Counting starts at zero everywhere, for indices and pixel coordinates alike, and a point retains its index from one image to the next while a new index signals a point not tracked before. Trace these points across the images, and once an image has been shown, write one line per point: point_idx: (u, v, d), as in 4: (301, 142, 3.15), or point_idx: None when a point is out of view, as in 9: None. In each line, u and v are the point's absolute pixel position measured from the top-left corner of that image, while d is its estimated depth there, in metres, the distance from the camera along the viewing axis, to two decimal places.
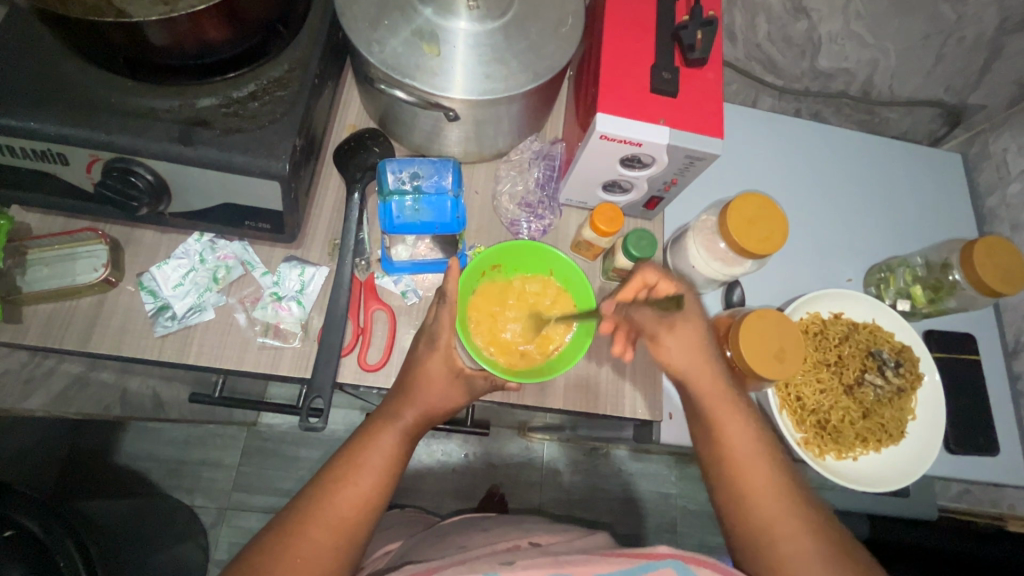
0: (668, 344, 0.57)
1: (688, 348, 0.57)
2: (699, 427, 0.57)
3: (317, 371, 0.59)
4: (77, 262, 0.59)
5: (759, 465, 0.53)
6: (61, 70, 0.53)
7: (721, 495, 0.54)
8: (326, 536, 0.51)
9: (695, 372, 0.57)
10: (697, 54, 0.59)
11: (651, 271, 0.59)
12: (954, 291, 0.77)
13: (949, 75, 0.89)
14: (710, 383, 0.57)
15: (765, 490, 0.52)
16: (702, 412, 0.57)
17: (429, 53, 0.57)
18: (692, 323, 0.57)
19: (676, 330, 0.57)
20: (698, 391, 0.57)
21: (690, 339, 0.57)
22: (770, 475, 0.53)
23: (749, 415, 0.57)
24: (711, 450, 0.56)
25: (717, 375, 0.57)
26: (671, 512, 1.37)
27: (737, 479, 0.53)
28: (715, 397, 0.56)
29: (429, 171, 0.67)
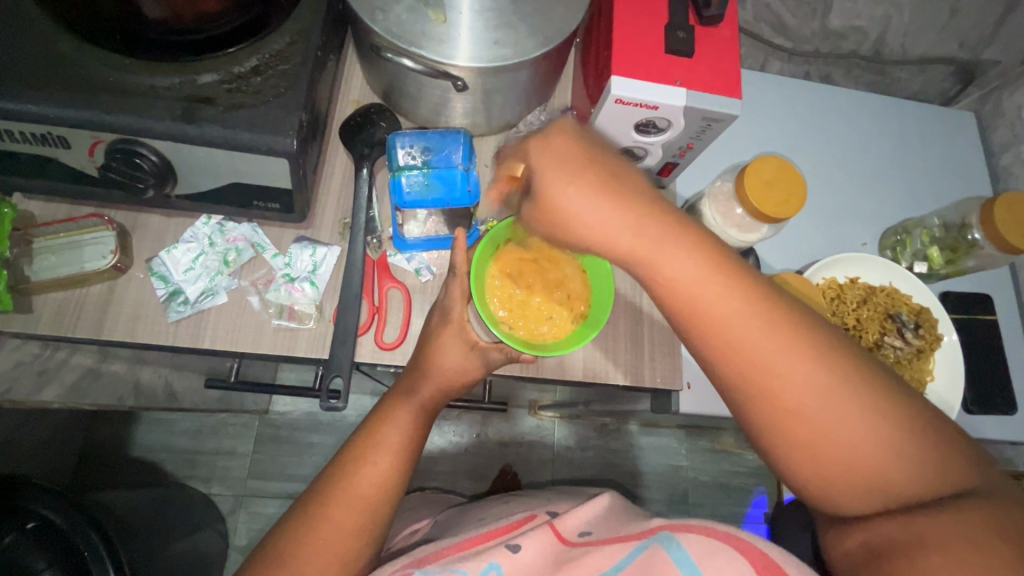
0: (570, 211, 0.43)
1: (591, 204, 0.42)
2: (684, 329, 0.44)
3: (335, 351, 0.58)
4: (85, 249, 0.58)
5: (768, 346, 0.41)
6: (54, 49, 0.51)
7: (747, 409, 0.43)
8: (348, 515, 0.51)
9: (627, 238, 0.42)
10: (713, 11, 0.57)
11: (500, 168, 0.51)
12: (972, 251, 0.76)
13: (963, 30, 0.87)
14: (652, 241, 0.42)
15: (787, 379, 0.41)
16: (681, 306, 0.43)
17: (435, 20, 0.54)
18: (573, 171, 0.43)
19: (564, 195, 0.42)
20: (652, 267, 0.43)
21: (598, 198, 0.42)
22: (782, 353, 0.41)
23: (721, 267, 0.42)
24: (710, 353, 0.43)
25: (676, 237, 0.42)
26: (683, 483, 1.38)
27: (749, 380, 0.42)
28: (673, 267, 0.42)
29: (439, 144, 0.63)
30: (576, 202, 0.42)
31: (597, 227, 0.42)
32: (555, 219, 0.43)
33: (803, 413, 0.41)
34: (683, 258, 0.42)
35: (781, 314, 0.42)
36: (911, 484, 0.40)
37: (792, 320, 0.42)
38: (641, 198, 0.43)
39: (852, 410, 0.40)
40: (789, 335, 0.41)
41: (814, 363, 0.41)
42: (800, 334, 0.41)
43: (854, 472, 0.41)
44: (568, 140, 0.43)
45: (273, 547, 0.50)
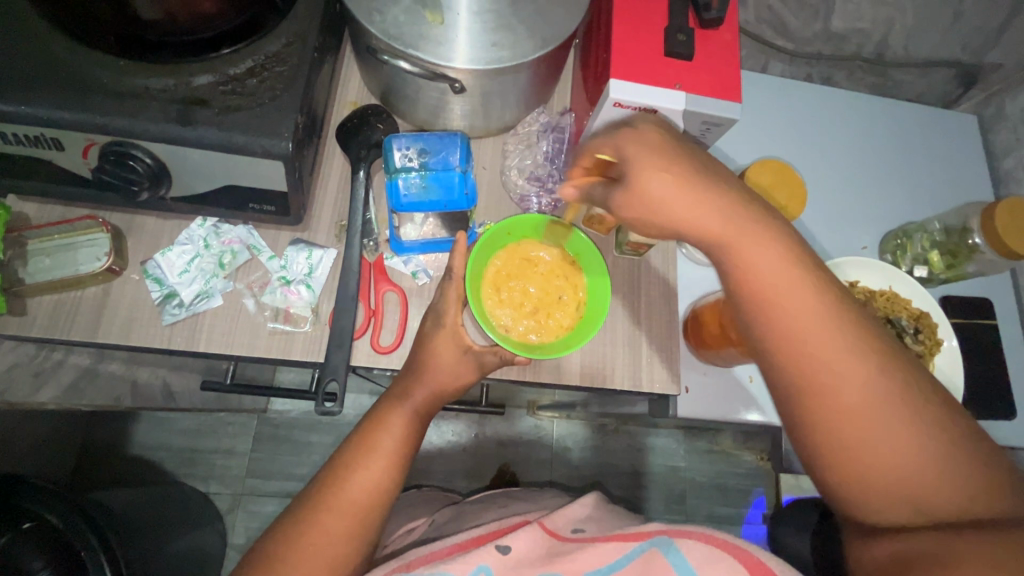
0: (650, 189, 0.43)
1: (674, 185, 0.43)
2: (748, 319, 0.45)
3: (330, 355, 0.58)
4: (80, 251, 0.57)
5: (832, 343, 0.41)
6: (48, 50, 0.50)
7: (791, 398, 0.43)
8: (338, 520, 0.50)
9: (711, 219, 0.43)
10: (714, 13, 0.56)
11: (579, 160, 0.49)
12: (973, 256, 0.76)
13: (966, 33, 0.86)
14: (741, 228, 0.43)
15: (840, 377, 0.41)
16: (748, 292, 0.44)
17: (433, 22, 0.54)
18: (662, 151, 0.44)
19: (643, 173, 0.43)
20: (735, 255, 0.43)
21: (682, 178, 0.43)
22: (845, 352, 0.41)
23: (806, 270, 0.43)
24: (768, 341, 0.43)
25: (769, 236, 0.43)
26: (681, 484, 1.38)
27: (803, 368, 0.42)
28: (757, 256, 0.43)
29: (437, 146, 0.62)
30: (656, 184, 0.43)
31: (674, 203, 0.43)
32: (631, 194, 0.44)
33: (847, 409, 0.41)
34: (764, 251, 0.43)
35: (855, 323, 0.42)
36: (951, 504, 0.39)
37: (864, 330, 0.42)
38: (720, 190, 0.44)
39: (903, 420, 0.40)
40: (855, 337, 0.42)
41: (871, 371, 0.41)
42: (869, 341, 0.42)
43: (886, 479, 0.40)
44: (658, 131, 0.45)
45: (263, 551, 0.50)
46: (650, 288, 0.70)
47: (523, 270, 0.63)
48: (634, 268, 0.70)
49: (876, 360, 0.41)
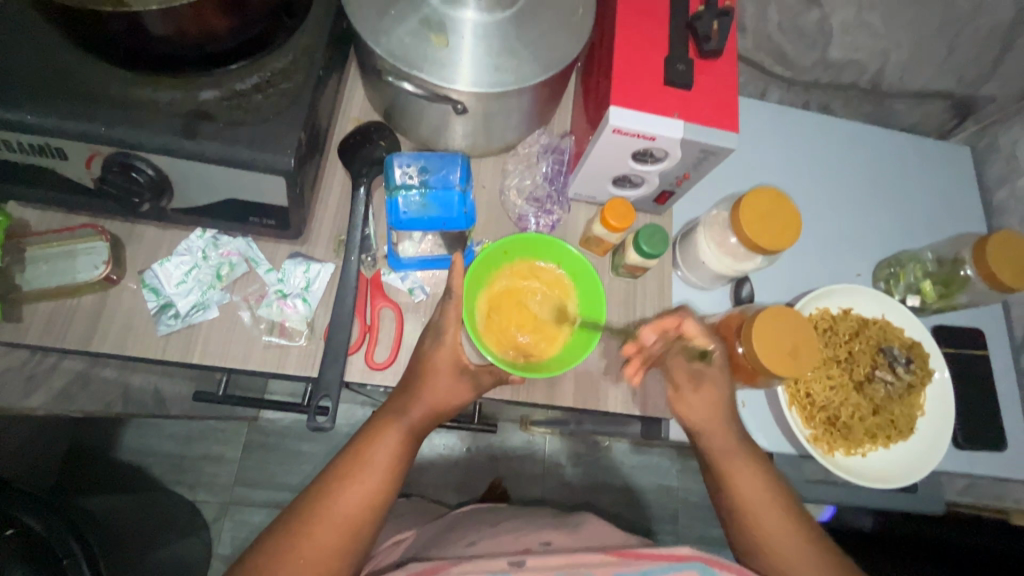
0: (690, 400, 0.60)
1: (709, 407, 0.60)
2: (709, 476, 0.60)
3: (324, 370, 0.58)
4: (77, 259, 0.57)
5: (772, 515, 0.56)
6: (56, 61, 0.51)
7: (739, 540, 0.57)
8: (330, 534, 0.50)
9: (714, 433, 0.59)
10: (713, 45, 0.58)
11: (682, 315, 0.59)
12: (966, 286, 0.77)
13: (960, 66, 0.88)
14: (723, 443, 0.59)
15: (777, 539, 0.55)
16: (714, 465, 0.59)
17: (438, 44, 0.55)
18: (718, 383, 0.60)
19: (701, 387, 0.60)
20: (710, 441, 0.60)
21: (716, 398, 0.59)
22: (782, 523, 0.56)
23: (759, 467, 0.59)
24: (724, 498, 0.59)
25: (738, 445, 0.59)
26: (672, 503, 1.38)
27: (749, 527, 0.56)
28: (726, 453, 0.59)
29: (437, 165, 0.63)
30: (699, 399, 0.60)
31: (697, 415, 0.60)
32: (680, 397, 0.60)
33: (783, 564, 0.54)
34: (718, 419, 0.59)
35: (792, 508, 0.57)
36: None
37: (797, 512, 0.57)
38: (721, 387, 0.60)
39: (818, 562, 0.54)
40: (776, 483, 0.58)
41: (803, 547, 0.55)
42: (801, 524, 0.56)
43: None
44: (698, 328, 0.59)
45: (251, 563, 0.49)
46: (645, 310, 0.70)
47: (502, 300, 0.62)
48: (629, 290, 0.71)
49: (810, 539, 0.55)
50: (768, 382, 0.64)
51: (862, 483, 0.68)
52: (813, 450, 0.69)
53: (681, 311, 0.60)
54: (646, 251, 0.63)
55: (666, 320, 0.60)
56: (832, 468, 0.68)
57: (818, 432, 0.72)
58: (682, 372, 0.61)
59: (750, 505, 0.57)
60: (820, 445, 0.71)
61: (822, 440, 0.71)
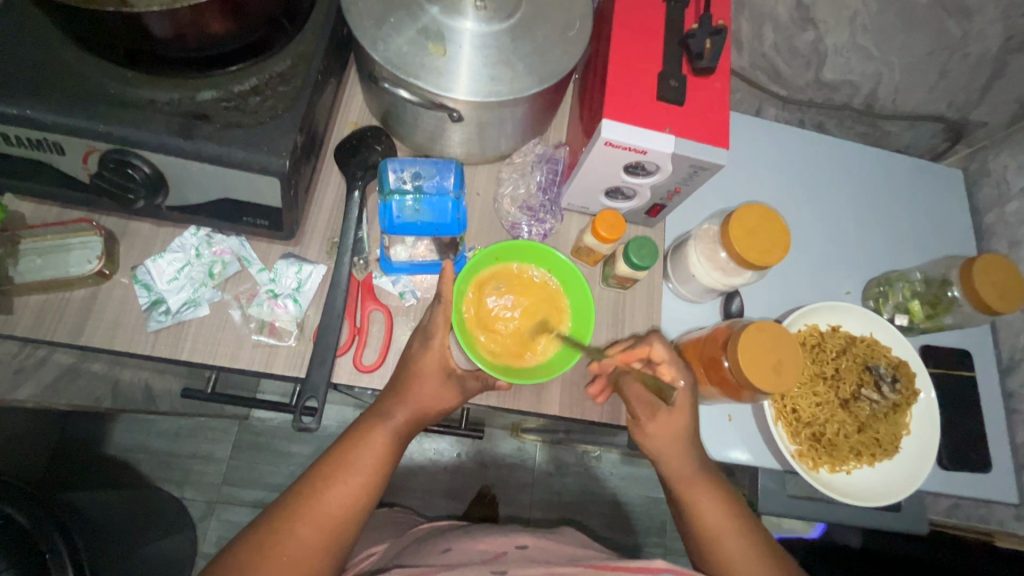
0: (650, 431, 0.59)
1: (669, 438, 0.59)
2: (674, 502, 0.60)
3: (311, 371, 0.59)
4: (71, 253, 0.58)
5: (733, 542, 0.56)
6: (57, 58, 0.52)
7: (702, 566, 0.58)
8: (313, 533, 0.50)
9: (676, 463, 0.59)
10: (705, 62, 0.58)
11: (660, 347, 0.59)
12: (952, 308, 0.77)
13: (953, 90, 0.89)
14: (686, 472, 0.59)
15: (738, 566, 0.55)
16: (677, 492, 0.59)
17: (435, 53, 0.56)
18: (680, 415, 0.59)
19: (659, 420, 0.59)
20: (672, 470, 0.59)
21: (677, 431, 0.58)
22: (743, 551, 0.56)
23: (721, 493, 0.59)
24: (687, 525, 0.59)
25: (699, 474, 0.59)
26: (661, 516, 1.37)
27: (713, 555, 0.56)
28: (689, 481, 0.59)
29: (431, 171, 0.64)
30: (659, 429, 0.59)
31: (659, 446, 0.59)
32: (641, 429, 0.60)
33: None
34: (680, 441, 0.59)
35: (754, 534, 0.57)
36: None
37: (758, 538, 0.57)
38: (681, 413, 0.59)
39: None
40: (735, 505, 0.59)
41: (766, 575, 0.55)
42: (763, 551, 0.56)
43: None
44: (664, 358, 0.59)
45: (231, 559, 0.49)
46: (634, 320, 0.71)
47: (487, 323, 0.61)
48: (618, 300, 0.71)
49: (772, 565, 0.56)
50: (752, 397, 0.64)
51: (846, 500, 0.68)
52: (797, 466, 0.69)
53: (649, 339, 0.60)
54: (634, 263, 0.63)
55: (637, 352, 0.60)
56: (816, 484, 0.68)
57: (803, 448, 0.72)
58: (639, 400, 0.61)
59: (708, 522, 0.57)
60: (804, 461, 0.72)
61: (807, 456, 0.72)
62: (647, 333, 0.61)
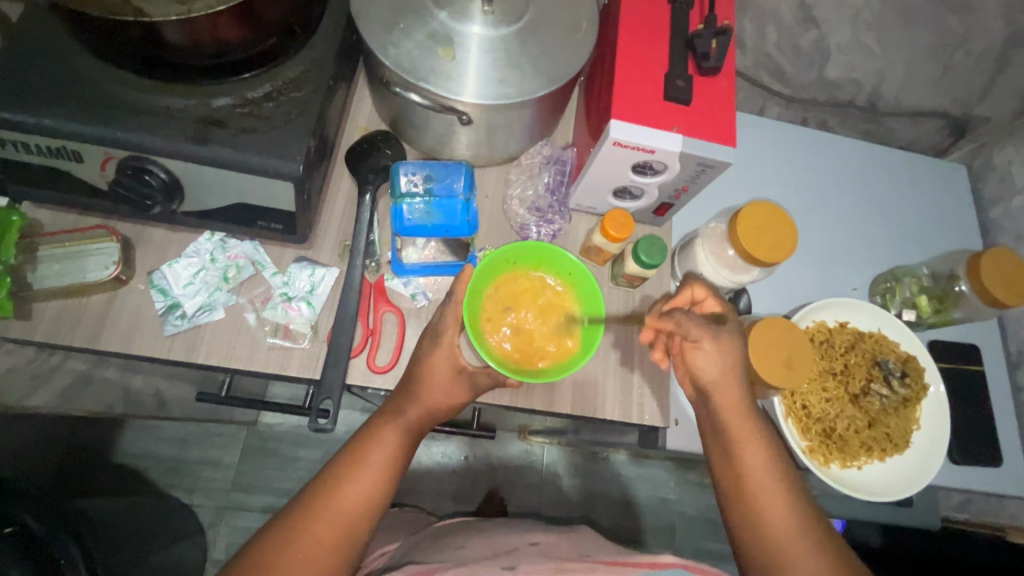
0: (708, 351, 0.56)
1: (724, 358, 0.57)
2: (716, 441, 0.58)
3: (326, 372, 0.59)
4: (88, 259, 0.59)
5: (778, 499, 0.54)
6: (76, 68, 0.53)
7: (733, 505, 0.56)
8: (328, 531, 0.51)
9: (726, 390, 0.57)
10: (711, 62, 0.59)
11: (700, 287, 0.62)
12: (960, 301, 0.78)
13: (955, 86, 0.90)
14: (734, 402, 0.57)
15: (771, 508, 0.54)
16: (722, 427, 0.57)
17: (444, 57, 0.57)
18: (734, 338, 0.57)
19: (718, 339, 0.56)
20: (722, 400, 0.57)
21: (728, 354, 0.57)
22: (785, 500, 0.54)
23: (773, 448, 0.56)
24: (726, 462, 0.57)
25: (748, 410, 0.57)
26: (670, 516, 1.37)
27: (752, 507, 0.54)
28: (736, 412, 0.57)
29: (441, 173, 0.65)
30: (716, 349, 0.56)
31: (711, 371, 0.57)
32: (697, 350, 0.57)
33: (778, 546, 0.52)
34: (723, 370, 0.57)
35: (796, 494, 0.55)
36: None
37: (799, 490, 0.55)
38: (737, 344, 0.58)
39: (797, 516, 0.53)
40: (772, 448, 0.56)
41: (795, 523, 0.53)
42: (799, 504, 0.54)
43: (768, 546, 0.53)
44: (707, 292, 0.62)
45: (246, 558, 0.49)
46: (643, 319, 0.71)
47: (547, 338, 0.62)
48: (627, 299, 0.72)
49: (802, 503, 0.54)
50: (765, 392, 0.64)
51: (857, 495, 0.68)
52: (809, 461, 0.69)
53: (688, 283, 0.63)
54: (644, 261, 0.64)
55: (679, 297, 0.63)
56: (828, 479, 0.68)
57: (815, 444, 0.72)
58: (696, 327, 0.56)
59: (749, 454, 0.56)
60: (815, 456, 0.72)
61: (818, 452, 0.72)
62: (685, 280, 0.64)
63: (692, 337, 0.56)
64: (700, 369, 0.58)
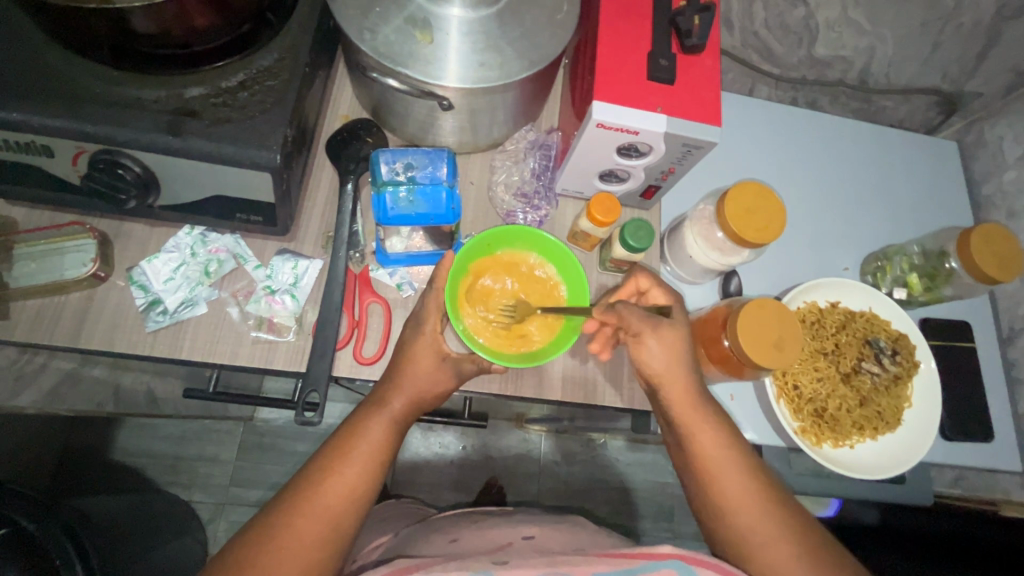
0: (651, 345, 0.55)
1: (668, 353, 0.55)
2: (672, 430, 0.58)
3: (312, 365, 0.59)
4: (65, 257, 0.57)
5: (738, 486, 0.54)
6: (44, 60, 0.52)
7: (695, 492, 0.56)
8: (314, 525, 0.50)
9: (672, 382, 0.55)
10: (695, 40, 0.58)
11: (643, 278, 0.60)
12: (951, 279, 0.78)
13: (946, 62, 0.89)
14: (682, 394, 0.55)
15: (733, 497, 0.53)
16: (673, 419, 0.56)
17: (423, 41, 0.55)
18: (676, 330, 0.55)
19: (659, 332, 0.54)
20: (671, 392, 0.56)
21: (674, 345, 0.55)
22: (748, 486, 0.54)
23: (731, 433, 0.56)
24: (682, 452, 0.56)
25: (696, 400, 0.56)
26: (667, 501, 1.38)
27: (717, 498, 0.54)
28: (685, 405, 0.55)
29: (423, 161, 0.63)
30: (660, 345, 0.55)
31: (656, 364, 0.55)
32: (640, 345, 0.55)
33: (745, 531, 0.53)
34: (662, 359, 0.55)
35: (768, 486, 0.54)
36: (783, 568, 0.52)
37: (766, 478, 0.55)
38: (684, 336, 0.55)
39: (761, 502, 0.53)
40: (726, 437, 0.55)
41: (760, 508, 0.53)
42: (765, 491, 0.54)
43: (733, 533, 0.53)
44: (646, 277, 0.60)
45: (229, 555, 0.49)
46: None
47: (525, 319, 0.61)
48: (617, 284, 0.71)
49: (767, 490, 0.54)
50: (755, 374, 0.64)
51: (849, 474, 0.68)
52: (801, 442, 0.69)
53: (632, 274, 0.62)
54: (632, 245, 0.63)
55: (624, 288, 0.62)
56: (821, 460, 0.68)
57: (806, 424, 0.72)
58: (638, 319, 0.54)
59: (703, 446, 0.55)
60: (808, 437, 0.72)
61: (810, 432, 0.72)
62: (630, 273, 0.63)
63: (631, 330, 0.55)
64: (641, 363, 0.56)
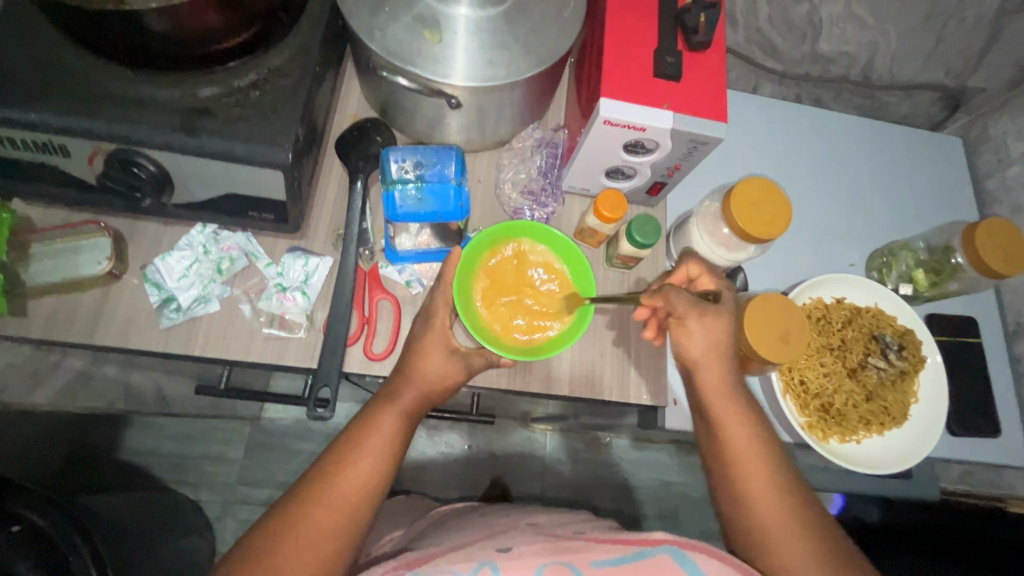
0: (693, 329, 0.56)
1: (711, 335, 0.56)
2: (702, 422, 0.59)
3: (324, 360, 0.59)
4: (81, 254, 0.59)
5: (763, 482, 0.54)
6: (60, 61, 0.53)
7: (721, 487, 0.56)
8: (328, 516, 0.51)
9: (707, 368, 0.57)
10: (701, 37, 0.59)
11: (694, 264, 0.62)
12: (956, 274, 0.77)
13: (949, 57, 0.89)
14: (715, 382, 0.57)
15: (758, 490, 0.54)
16: (705, 407, 0.57)
17: (431, 40, 0.56)
18: (723, 317, 0.57)
19: (705, 319, 0.56)
20: (706, 379, 0.57)
21: (717, 333, 0.56)
22: (772, 481, 0.54)
23: (758, 427, 0.57)
24: (710, 443, 0.57)
25: (732, 391, 0.57)
26: (672, 499, 1.38)
27: (741, 491, 0.54)
28: (717, 393, 0.57)
29: (432, 159, 0.64)
30: (702, 329, 0.56)
31: (698, 348, 0.56)
32: (683, 327, 0.56)
33: (768, 527, 0.53)
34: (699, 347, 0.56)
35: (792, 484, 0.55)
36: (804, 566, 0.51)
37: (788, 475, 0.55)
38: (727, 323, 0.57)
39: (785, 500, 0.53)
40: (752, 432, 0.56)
41: (784, 504, 0.53)
42: (788, 489, 0.54)
43: (755, 528, 0.53)
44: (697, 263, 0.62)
45: (245, 544, 0.49)
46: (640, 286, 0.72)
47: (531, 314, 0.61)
48: (623, 280, 0.72)
49: (792, 488, 0.54)
50: (761, 368, 0.65)
51: (857, 469, 0.68)
52: (808, 437, 0.69)
53: (684, 260, 0.63)
54: (638, 240, 0.64)
55: (676, 274, 0.63)
56: (828, 454, 0.69)
57: (812, 419, 0.73)
58: (685, 304, 0.55)
59: (731, 437, 0.56)
60: (814, 432, 0.72)
61: (817, 427, 0.73)
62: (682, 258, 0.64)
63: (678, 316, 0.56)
64: (681, 344, 0.57)
